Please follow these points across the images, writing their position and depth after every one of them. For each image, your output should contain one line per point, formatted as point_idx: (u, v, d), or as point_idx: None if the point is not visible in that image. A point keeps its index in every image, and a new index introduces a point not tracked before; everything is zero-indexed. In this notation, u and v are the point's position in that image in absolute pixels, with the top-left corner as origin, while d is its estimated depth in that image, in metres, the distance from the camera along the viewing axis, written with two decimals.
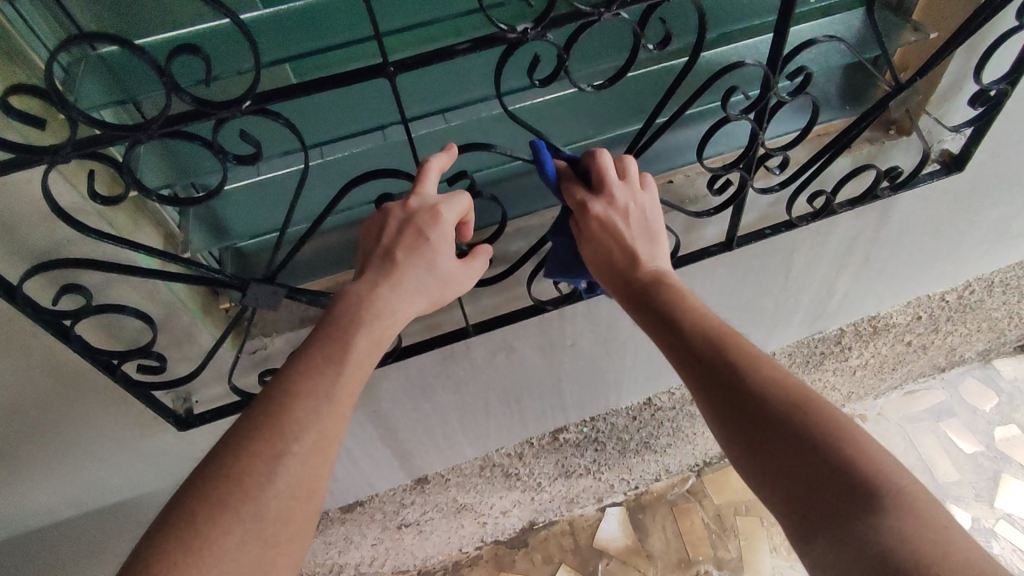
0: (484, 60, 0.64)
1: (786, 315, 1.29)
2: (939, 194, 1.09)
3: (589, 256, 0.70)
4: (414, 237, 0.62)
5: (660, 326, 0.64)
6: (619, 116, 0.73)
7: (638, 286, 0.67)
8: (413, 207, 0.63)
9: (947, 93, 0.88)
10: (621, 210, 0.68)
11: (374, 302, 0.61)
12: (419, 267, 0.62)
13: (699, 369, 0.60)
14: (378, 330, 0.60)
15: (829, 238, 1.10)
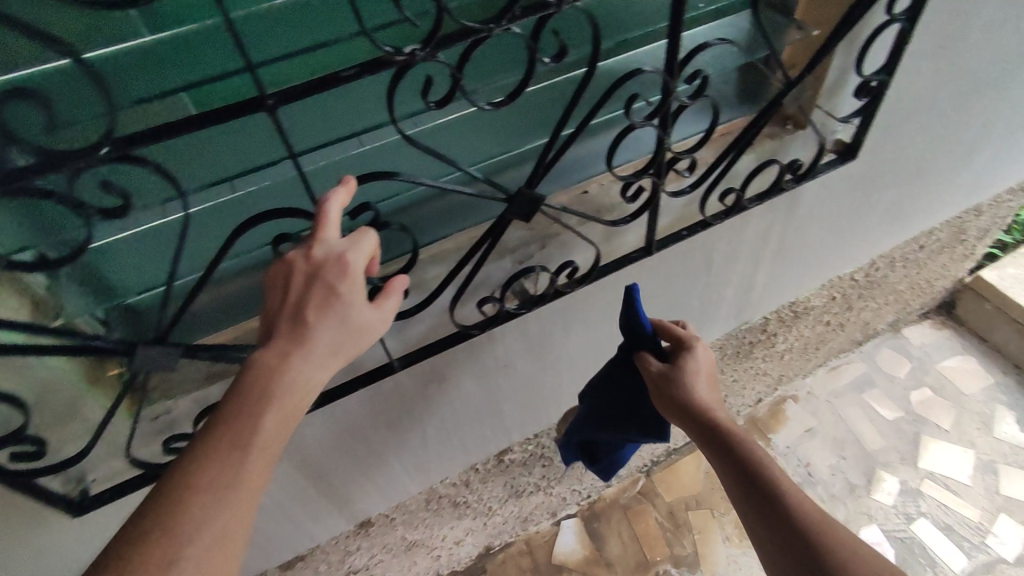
0: (375, 85, 0.61)
1: (713, 309, 1.31)
2: (838, 182, 1.14)
3: (663, 394, 0.86)
4: (324, 292, 0.56)
5: (729, 457, 0.79)
6: (524, 132, 0.71)
7: (710, 421, 0.82)
8: (318, 257, 0.57)
9: (834, 86, 0.92)
10: (701, 361, 0.88)
11: (287, 372, 0.54)
12: (332, 325, 0.56)
13: (758, 500, 0.75)
14: (292, 395, 0.54)
15: (743, 233, 1.13)
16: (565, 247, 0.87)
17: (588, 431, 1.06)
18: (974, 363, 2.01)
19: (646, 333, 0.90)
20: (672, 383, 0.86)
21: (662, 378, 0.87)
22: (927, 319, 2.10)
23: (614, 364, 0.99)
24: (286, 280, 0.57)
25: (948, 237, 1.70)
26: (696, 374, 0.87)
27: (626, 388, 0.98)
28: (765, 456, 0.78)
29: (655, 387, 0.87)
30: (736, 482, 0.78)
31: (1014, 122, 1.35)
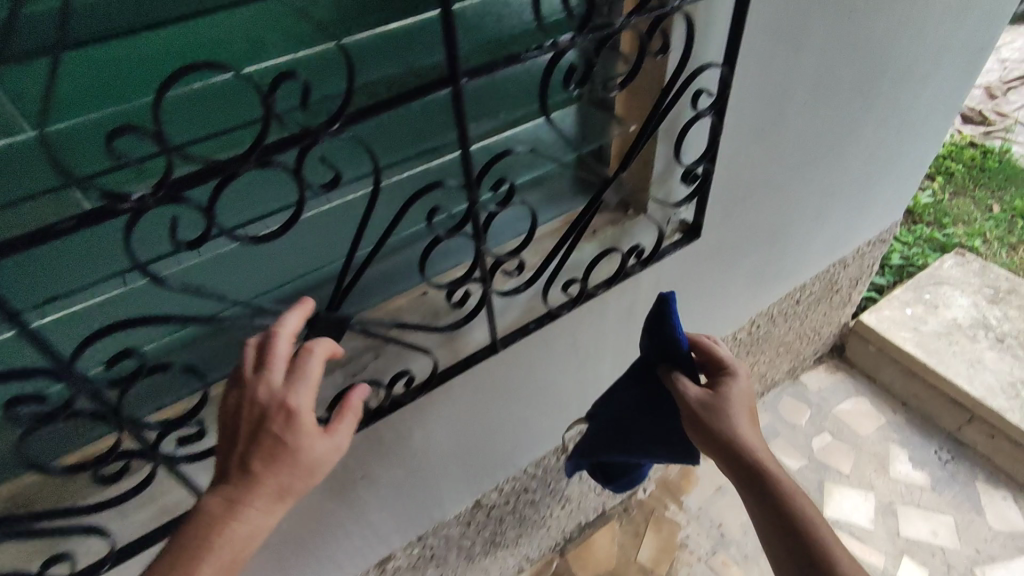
0: (104, 231, 0.60)
1: (595, 388, 1.30)
2: (691, 256, 1.17)
3: (701, 426, 0.91)
4: (274, 442, 0.57)
5: (761, 490, 0.89)
6: (320, 251, 0.67)
7: (747, 456, 0.89)
8: (261, 401, 0.58)
9: (663, 174, 0.94)
10: (739, 390, 0.94)
11: (230, 521, 0.55)
12: (284, 471, 0.57)
13: (780, 532, 0.88)
14: (226, 548, 0.55)
15: (605, 313, 1.13)
16: (400, 355, 0.84)
17: (603, 451, 1.13)
18: (867, 404, 2.08)
19: (681, 357, 0.95)
20: (711, 413, 0.91)
21: (700, 406, 0.91)
22: (822, 364, 2.19)
23: (637, 381, 1.04)
24: (235, 422, 0.58)
25: (821, 290, 1.78)
26: (733, 403, 0.92)
27: (642, 406, 1.03)
28: (790, 490, 0.89)
29: (692, 415, 0.92)
30: (761, 510, 0.90)
31: (857, 187, 1.44)
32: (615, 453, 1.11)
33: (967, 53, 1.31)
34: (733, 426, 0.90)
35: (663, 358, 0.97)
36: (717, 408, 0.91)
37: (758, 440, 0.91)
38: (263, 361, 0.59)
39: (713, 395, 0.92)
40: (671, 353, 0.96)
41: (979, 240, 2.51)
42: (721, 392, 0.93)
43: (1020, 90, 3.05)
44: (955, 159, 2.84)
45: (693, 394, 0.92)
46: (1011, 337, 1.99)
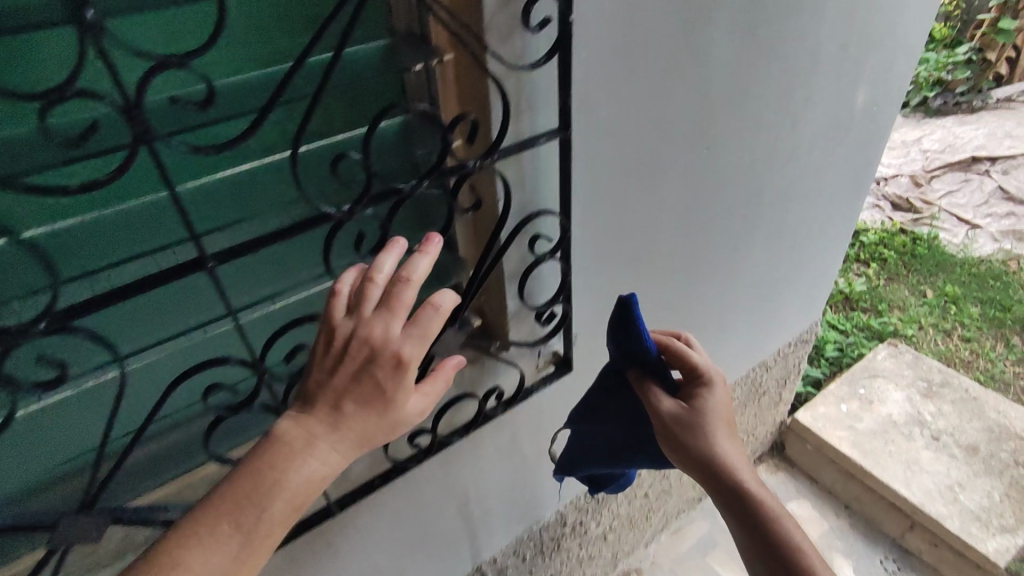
0: None
1: (485, 523, 1.19)
2: (576, 384, 1.10)
3: (676, 444, 0.81)
4: (372, 386, 0.55)
5: (744, 512, 0.80)
6: (67, 443, 0.58)
7: (729, 476, 0.79)
8: (376, 343, 0.55)
9: (517, 315, 0.88)
10: (718, 401, 0.81)
11: (308, 458, 0.53)
12: (371, 418, 0.56)
13: (763, 558, 0.79)
14: (295, 487, 0.52)
15: (481, 449, 1.04)
16: None
17: (595, 455, 0.99)
18: (809, 508, 1.98)
19: (651, 361, 0.82)
20: (686, 430, 0.80)
21: (673, 423, 0.80)
22: (761, 464, 2.11)
23: (614, 387, 0.89)
24: (342, 355, 0.56)
25: (746, 394, 1.72)
26: (708, 418, 0.80)
27: (624, 409, 0.91)
28: (772, 510, 0.80)
29: (665, 432, 0.81)
30: (741, 531, 0.81)
31: (761, 297, 1.39)
32: (605, 460, 0.98)
33: (852, 167, 1.31)
34: (709, 442, 0.79)
35: (635, 365, 0.83)
36: (691, 423, 0.80)
37: (737, 455, 0.81)
38: (381, 302, 0.56)
39: (684, 408, 0.81)
40: (639, 361, 0.82)
41: (914, 328, 2.50)
42: (697, 404, 0.81)
43: (943, 178, 3.17)
44: (888, 245, 2.87)
45: (665, 408, 0.81)
46: (947, 435, 1.94)
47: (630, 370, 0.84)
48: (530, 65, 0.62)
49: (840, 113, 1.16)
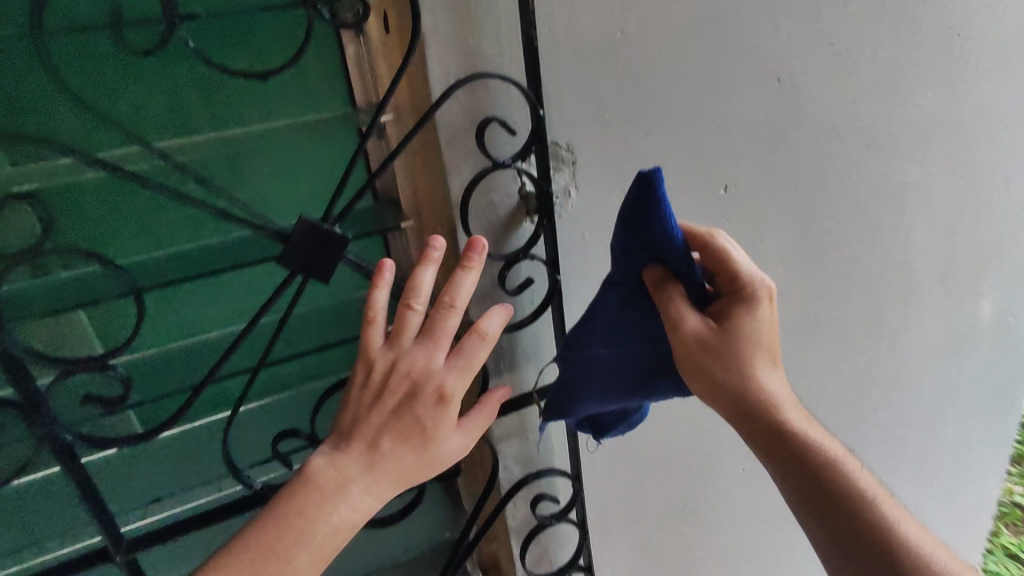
0: None
1: None
2: None
3: (709, 384, 0.53)
4: (411, 421, 0.49)
5: (809, 484, 0.52)
6: None
7: (779, 432, 0.53)
8: (415, 373, 0.49)
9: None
10: (761, 321, 0.53)
11: (338, 505, 0.46)
12: (411, 457, 0.49)
13: (861, 553, 0.50)
14: (321, 536, 0.46)
15: None
16: None
17: (606, 376, 0.57)
18: None
19: (676, 257, 0.51)
20: (718, 361, 0.52)
21: (702, 351, 0.51)
22: None
23: (631, 288, 0.54)
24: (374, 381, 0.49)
25: None
26: (749, 343, 0.52)
27: (637, 326, 0.55)
28: (856, 483, 0.51)
29: (688, 365, 0.53)
30: (808, 516, 0.52)
31: None
32: (619, 386, 0.57)
33: (989, 386, 1.06)
34: (749, 378, 0.53)
35: (656, 261, 0.52)
36: (727, 351, 0.52)
37: (787, 401, 0.54)
38: (424, 333, 0.49)
39: (719, 330, 0.52)
40: (664, 251, 0.51)
41: None
42: (736, 328, 0.52)
43: None
44: None
45: (692, 327, 0.51)
46: None
47: (651, 270, 0.52)
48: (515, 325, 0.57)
49: (959, 328, 0.95)
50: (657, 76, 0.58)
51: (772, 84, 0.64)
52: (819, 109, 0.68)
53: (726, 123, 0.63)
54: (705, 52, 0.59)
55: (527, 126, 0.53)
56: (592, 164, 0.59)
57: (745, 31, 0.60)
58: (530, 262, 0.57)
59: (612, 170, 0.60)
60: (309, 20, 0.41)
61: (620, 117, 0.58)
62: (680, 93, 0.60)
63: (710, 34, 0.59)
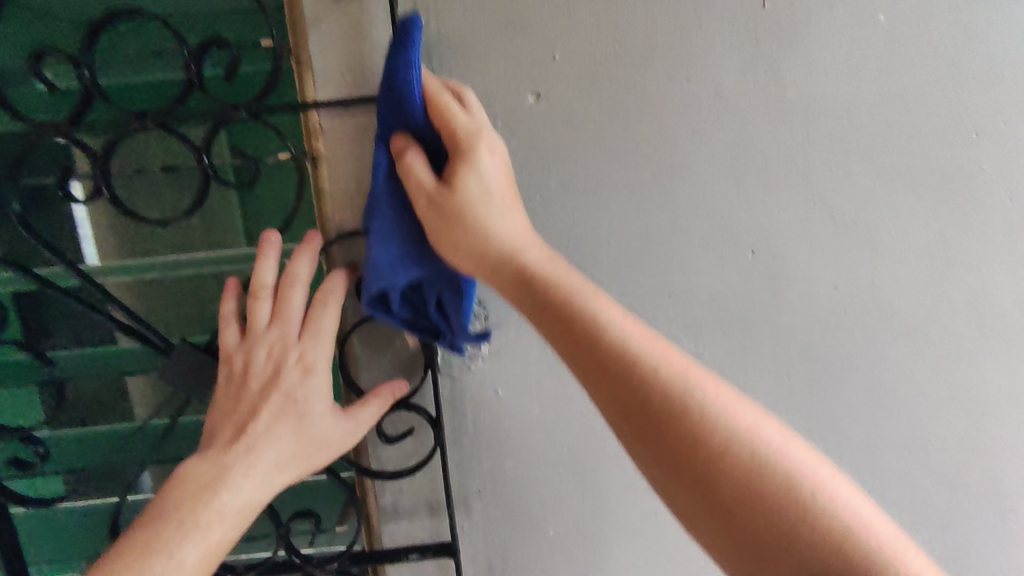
0: None
1: None
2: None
3: (468, 255, 0.45)
4: (280, 399, 0.47)
5: (548, 313, 0.43)
6: None
7: (572, 309, 0.42)
8: (271, 354, 0.47)
9: None
10: (501, 162, 0.45)
11: (224, 492, 0.44)
12: (286, 429, 0.47)
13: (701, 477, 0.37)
14: (209, 525, 0.43)
15: None
16: None
17: (392, 250, 0.47)
18: None
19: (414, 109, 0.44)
20: (454, 226, 0.44)
21: (437, 219, 0.44)
22: None
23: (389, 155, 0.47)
24: (238, 372, 0.48)
25: None
26: (488, 198, 0.44)
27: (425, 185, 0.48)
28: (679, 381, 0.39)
29: (435, 235, 0.45)
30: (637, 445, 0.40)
31: None
32: (413, 259, 0.48)
33: None
34: (510, 247, 0.44)
35: (401, 126, 0.46)
36: (467, 212, 0.44)
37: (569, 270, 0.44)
38: (274, 319, 0.47)
39: (451, 191, 0.44)
40: (398, 114, 0.45)
41: None
42: (466, 187, 0.44)
43: None
44: None
45: (421, 184, 0.44)
46: None
47: (398, 138, 0.46)
48: (389, 474, 0.56)
49: None
50: (586, 240, 0.54)
51: (743, 256, 0.55)
52: (818, 287, 0.56)
53: (681, 292, 0.56)
54: (646, 217, 0.54)
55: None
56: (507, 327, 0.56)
57: (701, 197, 0.53)
58: (414, 411, 0.57)
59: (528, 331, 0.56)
60: (206, 180, 0.49)
61: None
62: (614, 256, 0.55)
63: (654, 200, 0.54)
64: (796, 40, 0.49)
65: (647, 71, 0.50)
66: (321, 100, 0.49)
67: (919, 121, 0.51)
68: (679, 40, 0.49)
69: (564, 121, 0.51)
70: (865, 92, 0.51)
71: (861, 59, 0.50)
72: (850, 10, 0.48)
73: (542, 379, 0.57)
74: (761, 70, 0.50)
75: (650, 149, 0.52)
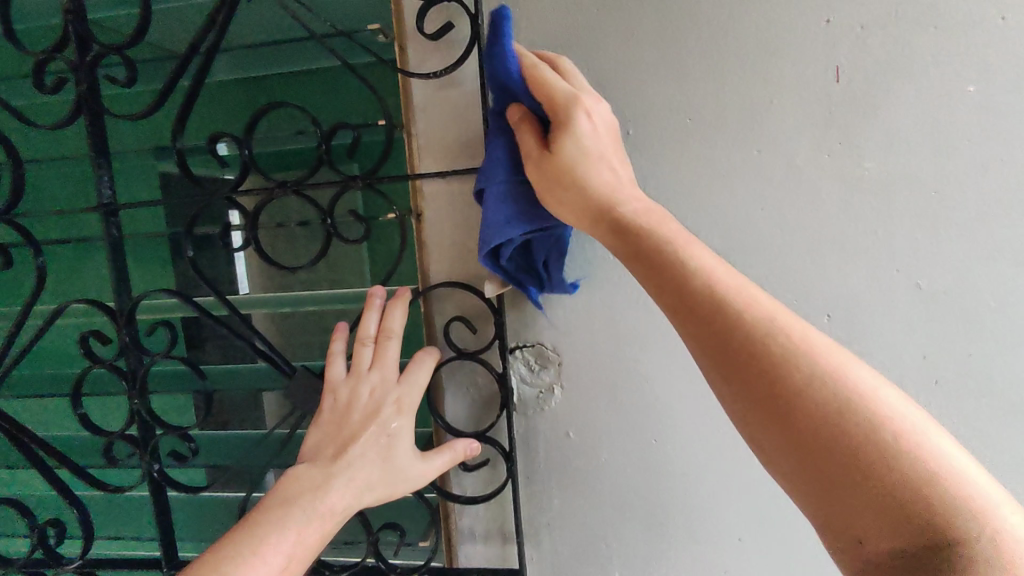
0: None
1: None
2: None
3: (570, 202, 0.44)
4: (375, 430, 0.54)
5: (636, 252, 0.40)
6: None
7: (665, 256, 0.38)
8: (370, 390, 0.55)
9: None
10: (600, 124, 0.45)
11: (329, 493, 0.51)
12: (379, 455, 0.54)
13: (793, 423, 0.32)
14: (318, 517, 0.50)
15: None
16: None
17: (504, 210, 0.49)
18: None
19: (519, 89, 0.46)
20: (556, 178, 0.44)
21: (544, 174, 0.45)
22: None
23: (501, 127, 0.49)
24: (340, 402, 0.56)
25: None
26: (587, 158, 0.44)
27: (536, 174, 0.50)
28: (778, 324, 0.34)
29: (542, 190, 0.46)
30: (737, 396, 0.34)
31: None
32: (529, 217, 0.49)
33: None
34: (612, 200, 0.43)
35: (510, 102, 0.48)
36: (568, 171, 0.44)
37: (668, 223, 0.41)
38: (374, 361, 0.56)
39: (552, 153, 0.45)
40: (506, 95, 0.48)
41: None
42: (568, 149, 0.44)
43: None
44: None
45: (529, 147, 0.46)
46: None
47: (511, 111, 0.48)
48: (467, 500, 0.62)
49: None
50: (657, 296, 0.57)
51: (819, 321, 0.54)
52: (905, 358, 0.53)
53: None
54: None
55: (488, 330, 0.61)
56: (580, 372, 0.60)
57: (772, 260, 0.54)
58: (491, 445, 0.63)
59: (599, 379, 0.60)
60: (329, 238, 0.58)
61: (613, 327, 0.58)
62: None
63: (726, 261, 0.55)
64: (872, 113, 0.50)
65: (718, 143, 0.53)
66: (424, 172, 0.57)
67: (1015, 190, 0.49)
68: (749, 115, 0.52)
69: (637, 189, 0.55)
70: (952, 161, 0.49)
71: (946, 131, 0.49)
72: (931, 84, 0.49)
73: (611, 423, 0.61)
74: (835, 142, 0.51)
75: (722, 214, 0.54)
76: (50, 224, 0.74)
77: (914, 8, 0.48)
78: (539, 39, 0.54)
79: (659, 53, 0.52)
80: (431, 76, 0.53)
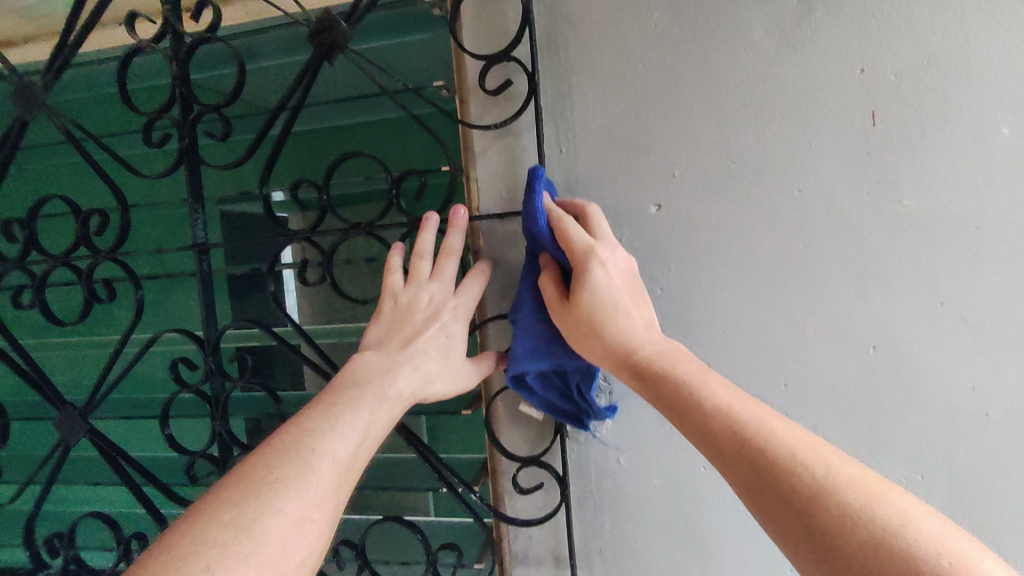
0: None
1: None
2: None
3: (596, 348, 0.51)
4: (438, 334, 0.57)
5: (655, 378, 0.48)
6: None
7: (676, 380, 0.46)
8: (428, 299, 0.57)
9: None
10: (615, 274, 0.52)
11: (396, 378, 0.53)
12: (438, 352, 0.57)
13: (815, 530, 0.35)
14: (391, 402, 0.52)
15: None
16: None
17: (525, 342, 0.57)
18: None
19: (549, 244, 0.54)
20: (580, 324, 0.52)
21: (572, 326, 0.53)
22: None
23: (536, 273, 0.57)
24: (398, 309, 0.57)
25: None
26: (605, 309, 0.51)
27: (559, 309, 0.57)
28: (786, 444, 0.39)
29: (572, 340, 0.53)
30: (766, 517, 0.38)
31: None
32: (545, 352, 0.57)
33: None
34: (631, 341, 0.50)
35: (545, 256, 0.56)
36: (586, 320, 0.51)
37: (688, 361, 0.48)
38: (435, 274, 0.57)
39: (572, 307, 0.52)
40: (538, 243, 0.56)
41: None
42: (583, 303, 0.51)
43: None
44: None
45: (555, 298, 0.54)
46: None
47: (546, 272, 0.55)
48: (523, 521, 0.64)
49: None
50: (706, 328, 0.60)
51: (865, 353, 0.56)
52: (954, 391, 0.55)
53: (799, 380, 0.58)
54: (762, 310, 0.58)
55: None
56: (630, 400, 0.63)
57: (817, 293, 0.57)
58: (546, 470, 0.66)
59: (649, 408, 0.63)
60: None
61: None
62: (731, 344, 0.59)
63: (771, 293, 0.58)
64: (911, 154, 0.53)
65: (760, 183, 0.56)
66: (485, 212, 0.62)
67: None
68: (790, 158, 0.56)
69: (684, 227, 0.59)
70: (993, 198, 0.51)
71: (985, 170, 0.51)
72: (969, 128, 0.51)
73: (660, 449, 0.63)
74: (875, 181, 0.54)
75: (767, 250, 0.57)
76: (147, 260, 0.82)
77: (947, 56, 0.51)
78: (590, 92, 0.59)
79: (702, 102, 0.57)
80: (493, 126, 0.59)
